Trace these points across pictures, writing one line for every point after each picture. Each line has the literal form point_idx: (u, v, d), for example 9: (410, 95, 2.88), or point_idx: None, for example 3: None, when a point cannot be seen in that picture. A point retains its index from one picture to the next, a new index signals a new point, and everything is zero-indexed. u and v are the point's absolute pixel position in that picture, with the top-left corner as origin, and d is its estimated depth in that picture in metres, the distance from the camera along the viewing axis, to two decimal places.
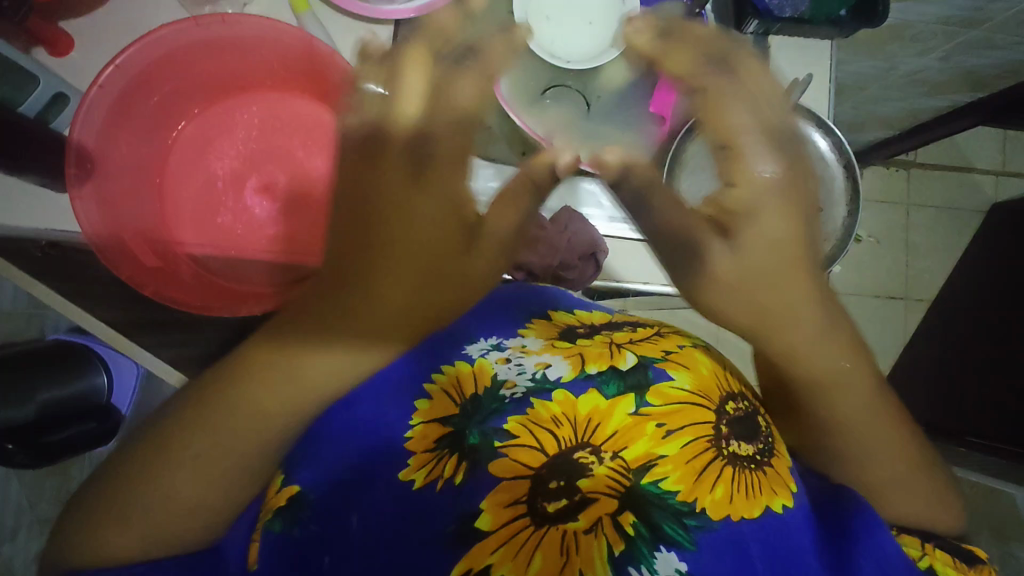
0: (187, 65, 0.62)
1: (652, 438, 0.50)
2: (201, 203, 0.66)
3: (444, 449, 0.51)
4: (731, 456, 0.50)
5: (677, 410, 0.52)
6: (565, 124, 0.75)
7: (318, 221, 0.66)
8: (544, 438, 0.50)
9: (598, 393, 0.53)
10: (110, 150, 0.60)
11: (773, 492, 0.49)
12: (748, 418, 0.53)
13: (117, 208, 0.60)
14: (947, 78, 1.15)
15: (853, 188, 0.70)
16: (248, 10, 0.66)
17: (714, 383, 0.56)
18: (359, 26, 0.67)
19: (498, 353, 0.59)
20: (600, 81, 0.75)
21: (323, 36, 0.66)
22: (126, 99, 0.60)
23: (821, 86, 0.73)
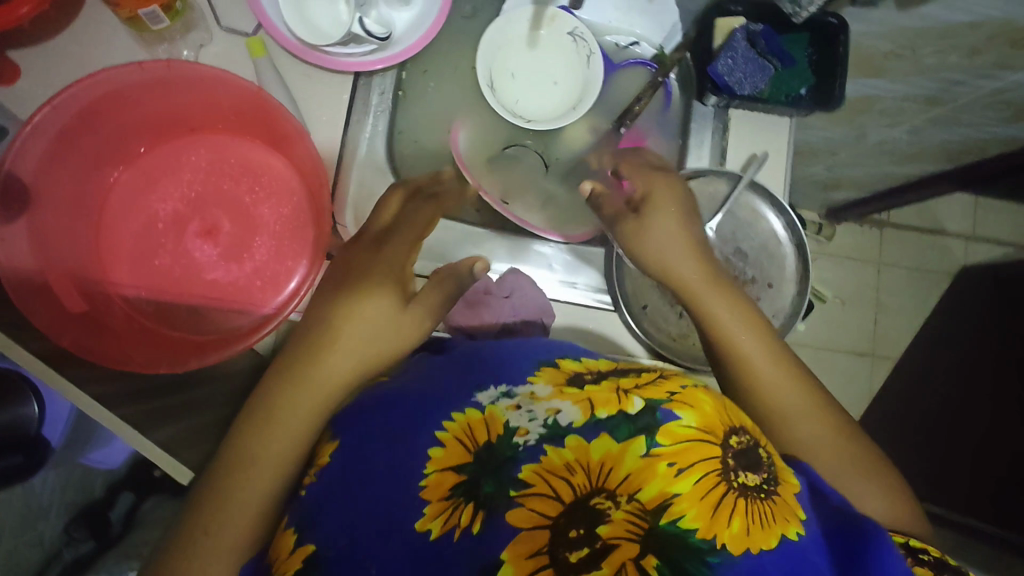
0: (136, 104, 0.61)
1: (664, 478, 0.42)
2: (141, 246, 0.64)
3: (459, 498, 0.43)
4: (742, 488, 0.42)
5: (688, 445, 0.44)
6: (522, 184, 0.75)
7: (261, 269, 0.65)
8: (558, 485, 0.42)
9: (609, 436, 0.45)
10: (45, 188, 0.58)
11: (785, 519, 0.42)
12: (750, 444, 0.46)
13: (45, 249, 0.58)
14: (916, 149, 1.17)
15: (805, 267, 0.70)
16: (205, 50, 0.65)
17: (719, 414, 0.47)
18: (318, 73, 0.66)
19: (509, 400, 0.49)
20: (558, 144, 0.75)
21: (278, 81, 0.65)
22: (69, 134, 0.58)
23: (778, 163, 0.72)
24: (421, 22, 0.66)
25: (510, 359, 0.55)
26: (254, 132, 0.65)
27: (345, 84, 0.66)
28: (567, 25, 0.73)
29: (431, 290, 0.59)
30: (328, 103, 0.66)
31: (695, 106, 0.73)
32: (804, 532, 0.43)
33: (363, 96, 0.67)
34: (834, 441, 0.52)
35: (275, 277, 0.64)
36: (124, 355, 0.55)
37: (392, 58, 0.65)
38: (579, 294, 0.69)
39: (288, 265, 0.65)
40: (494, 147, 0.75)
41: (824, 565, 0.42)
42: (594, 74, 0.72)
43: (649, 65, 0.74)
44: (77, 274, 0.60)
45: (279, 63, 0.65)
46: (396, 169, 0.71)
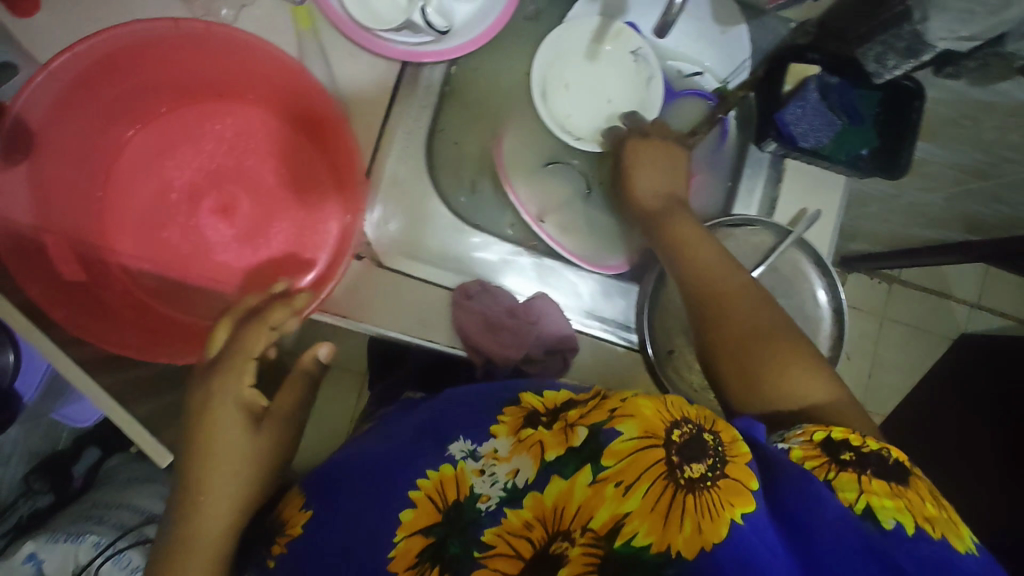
0: (164, 61, 0.56)
1: (613, 499, 0.41)
2: (152, 216, 0.60)
3: (425, 563, 0.47)
4: (689, 484, 0.39)
5: (629, 454, 0.42)
6: (560, 203, 0.70)
7: (275, 257, 0.60)
8: (521, 543, 0.44)
9: (559, 476, 0.45)
10: (52, 138, 0.53)
11: (728, 502, 0.38)
12: (695, 429, 0.42)
13: (44, 208, 0.53)
14: (947, 215, 1.14)
15: (839, 334, 0.67)
16: (245, 11, 0.60)
17: (658, 408, 0.45)
18: (363, 55, 0.61)
19: (475, 460, 0.51)
20: (603, 167, 0.71)
21: (320, 60, 0.60)
22: (87, 87, 0.53)
23: (827, 222, 0.69)
24: (481, 17, 0.61)
25: (475, 402, 0.57)
26: (287, 109, 0.60)
27: (392, 73, 0.62)
28: (630, 43, 0.69)
29: (283, 399, 0.55)
30: (373, 89, 0.61)
31: (752, 150, 0.70)
32: (752, 509, 0.38)
33: (408, 88, 0.63)
34: (752, 327, 0.53)
35: (289, 267, 0.60)
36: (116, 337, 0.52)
37: (446, 52, 0.59)
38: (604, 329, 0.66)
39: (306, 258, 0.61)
40: (537, 160, 0.70)
41: (778, 539, 0.38)
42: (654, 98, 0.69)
43: (710, 98, 0.71)
44: (76, 238, 0.55)
45: (323, 39, 0.60)
46: (433, 170, 0.66)
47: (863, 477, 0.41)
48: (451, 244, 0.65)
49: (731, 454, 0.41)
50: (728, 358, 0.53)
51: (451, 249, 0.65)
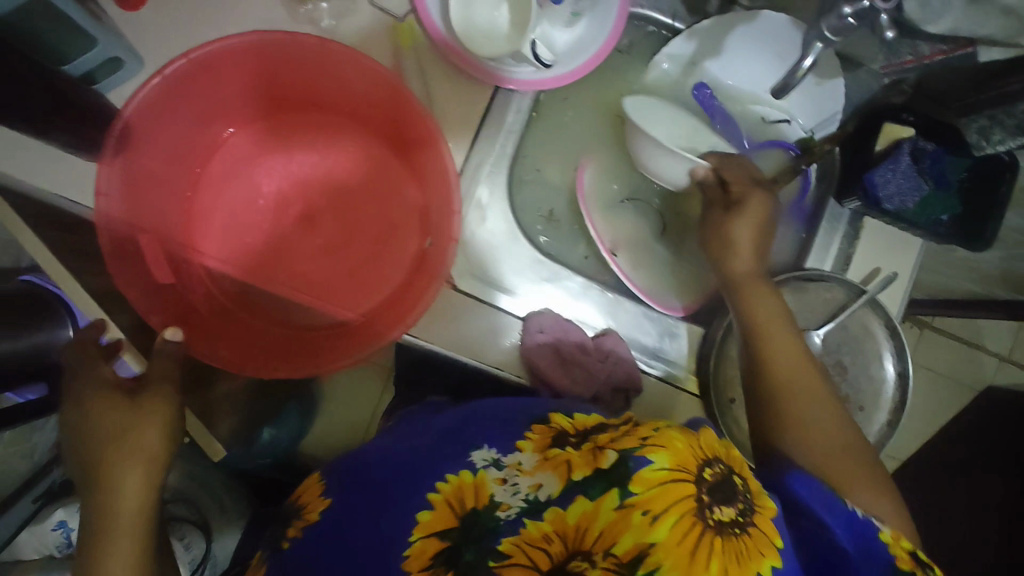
0: (265, 68, 0.55)
1: (640, 527, 0.41)
2: (238, 217, 0.63)
3: (440, 566, 0.47)
4: (717, 526, 0.41)
5: (663, 488, 0.41)
6: (634, 238, 0.70)
7: (352, 271, 0.62)
8: (537, 556, 0.44)
9: (584, 496, 0.45)
10: (155, 136, 0.53)
11: (760, 553, 0.41)
12: (726, 473, 0.44)
13: (136, 206, 0.52)
14: (998, 273, 1.13)
15: (902, 400, 0.67)
16: (347, 24, 0.60)
17: (691, 447, 0.46)
18: (456, 77, 0.61)
19: (498, 470, 0.51)
20: (682, 205, 0.71)
21: (418, 80, 0.60)
22: (190, 90, 0.53)
23: (900, 284, 0.69)
24: (579, 51, 0.60)
25: (504, 415, 0.57)
26: (381, 128, 0.60)
27: (484, 97, 0.61)
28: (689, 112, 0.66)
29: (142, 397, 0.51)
30: (464, 112, 0.61)
31: (832, 204, 0.69)
32: (779, 564, 0.42)
33: (498, 112, 0.62)
34: (841, 440, 0.51)
35: (364, 282, 0.62)
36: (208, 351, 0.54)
37: (544, 84, 0.59)
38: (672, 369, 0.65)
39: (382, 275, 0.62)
40: (616, 192, 0.70)
41: None
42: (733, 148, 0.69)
43: (791, 148, 0.68)
44: (167, 235, 0.56)
45: (423, 59, 0.60)
46: (513, 196, 0.66)
47: None
48: (525, 271, 0.65)
49: (759, 506, 0.44)
50: (806, 455, 0.50)
51: (526, 277, 0.65)
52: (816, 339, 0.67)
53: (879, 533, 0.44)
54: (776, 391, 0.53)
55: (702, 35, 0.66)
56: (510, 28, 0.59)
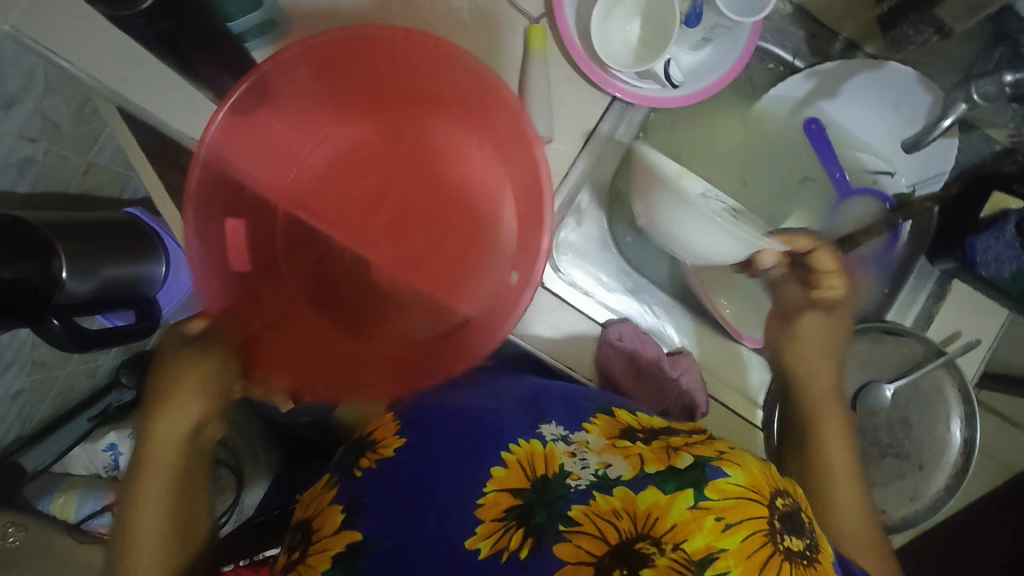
0: (388, 65, 0.55)
1: (712, 532, 0.41)
2: (330, 207, 0.63)
3: (511, 521, 0.45)
4: (786, 552, 0.43)
5: (738, 503, 0.43)
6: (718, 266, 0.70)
7: (461, 272, 0.61)
8: (605, 527, 0.43)
9: (657, 488, 0.45)
10: (267, 110, 0.54)
11: None
12: (796, 507, 0.46)
13: (236, 170, 0.53)
14: None
15: (964, 466, 0.66)
16: (485, 16, 0.62)
17: (766, 477, 0.48)
18: (578, 81, 0.62)
19: (566, 444, 0.52)
20: None
21: (542, 76, 0.60)
22: (310, 74, 0.53)
23: (980, 351, 0.69)
24: (702, 74, 0.62)
25: (573, 399, 0.59)
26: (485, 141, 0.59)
27: (599, 106, 0.63)
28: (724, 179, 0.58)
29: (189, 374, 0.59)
30: (580, 117, 0.62)
31: (921, 262, 0.70)
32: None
33: (611, 122, 0.63)
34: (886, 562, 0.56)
35: (423, 304, 0.60)
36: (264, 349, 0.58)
37: (661, 102, 0.61)
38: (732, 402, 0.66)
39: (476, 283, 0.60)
40: None
41: None
42: (823, 184, 0.72)
43: (889, 201, 0.68)
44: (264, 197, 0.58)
45: (551, 62, 0.62)
46: (610, 207, 0.67)
47: None
48: (614, 279, 0.67)
49: (818, 543, 0.46)
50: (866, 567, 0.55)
51: (613, 285, 0.67)
52: (886, 391, 0.67)
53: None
54: (836, 509, 0.58)
55: (823, 75, 0.66)
56: (639, 43, 0.61)
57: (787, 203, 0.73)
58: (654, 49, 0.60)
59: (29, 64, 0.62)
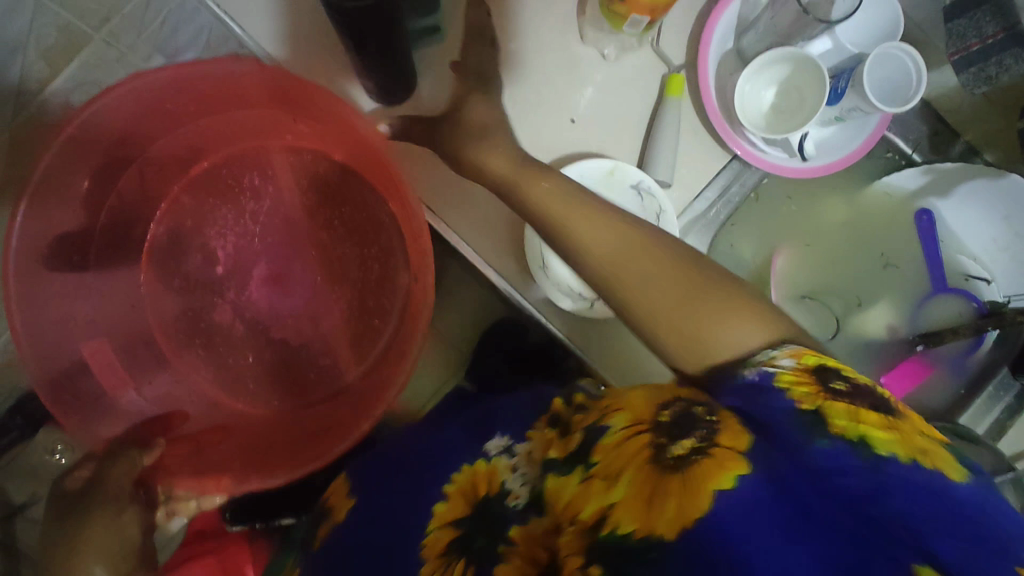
0: (237, 100, 0.55)
1: (598, 493, 0.38)
2: (282, 247, 0.64)
3: (455, 554, 0.44)
4: (671, 463, 0.36)
5: (617, 451, 0.39)
6: (806, 335, 0.71)
7: (348, 303, 0.63)
8: (537, 553, 0.41)
9: (557, 474, 0.42)
10: (187, 96, 0.53)
11: (702, 468, 0.34)
12: (685, 408, 0.39)
13: (182, 267, 0.62)
14: None
15: None
16: (627, 57, 0.65)
17: (651, 399, 0.41)
18: (704, 134, 0.64)
19: (508, 456, 0.50)
20: (863, 315, 0.73)
21: (674, 123, 0.63)
22: (157, 114, 0.54)
23: None
24: (829, 150, 0.63)
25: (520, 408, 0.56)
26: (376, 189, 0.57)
27: (719, 162, 0.65)
28: (630, 177, 0.62)
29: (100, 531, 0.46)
30: (699, 170, 0.65)
31: (1005, 373, 0.68)
32: (747, 473, 0.33)
33: (726, 179, 0.65)
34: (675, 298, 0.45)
35: (364, 330, 0.62)
36: (185, 470, 0.54)
37: (784, 170, 0.63)
38: None
39: (373, 323, 0.61)
40: (801, 286, 0.72)
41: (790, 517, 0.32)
42: (907, 278, 0.73)
43: (979, 304, 0.69)
44: (197, 146, 0.59)
45: (683, 110, 0.64)
46: (710, 258, 0.70)
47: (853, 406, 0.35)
48: None
49: (720, 423, 0.37)
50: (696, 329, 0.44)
51: None
52: None
53: (775, 381, 0.37)
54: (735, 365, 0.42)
55: (940, 173, 0.68)
56: (772, 108, 0.63)
57: (874, 288, 0.73)
58: (790, 121, 0.62)
59: None
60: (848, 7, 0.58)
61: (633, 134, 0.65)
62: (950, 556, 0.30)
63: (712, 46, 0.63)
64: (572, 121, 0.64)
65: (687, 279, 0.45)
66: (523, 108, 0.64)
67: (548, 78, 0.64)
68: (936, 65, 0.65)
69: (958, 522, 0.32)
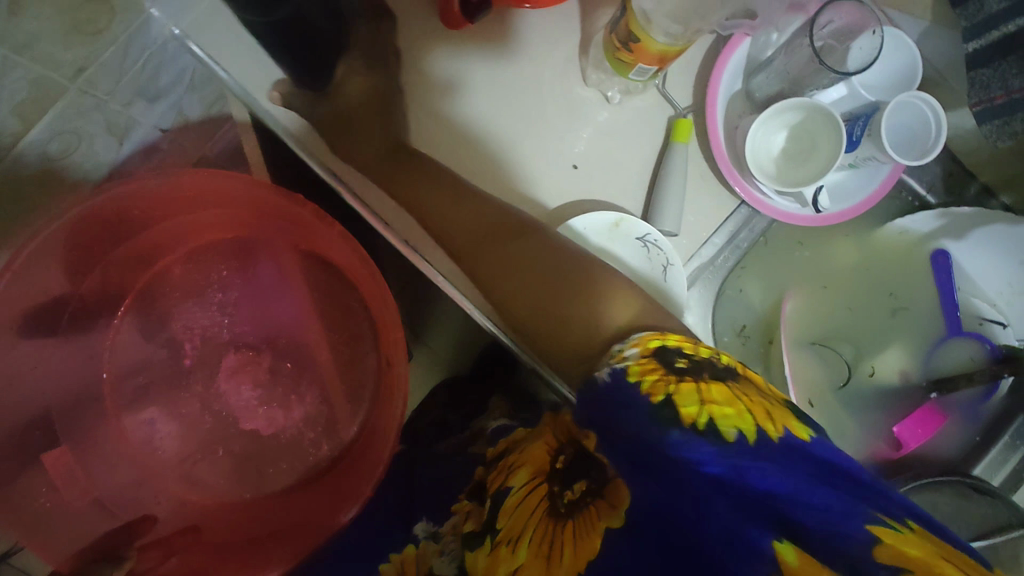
0: (215, 203, 0.54)
1: (505, 561, 0.39)
2: (253, 327, 0.60)
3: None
4: (561, 516, 0.39)
5: (515, 513, 0.41)
6: (816, 384, 0.69)
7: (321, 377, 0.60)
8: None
9: (472, 552, 0.44)
10: (153, 206, 0.52)
11: (595, 518, 0.37)
12: (576, 449, 0.42)
13: (138, 361, 0.56)
14: None
15: None
16: (631, 99, 0.62)
17: (544, 448, 0.44)
18: (712, 179, 0.62)
19: (433, 541, 0.51)
20: (875, 360, 0.70)
21: (681, 171, 0.60)
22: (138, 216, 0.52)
23: None
24: (843, 197, 0.60)
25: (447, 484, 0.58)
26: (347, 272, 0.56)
27: (727, 207, 0.62)
28: (636, 230, 0.59)
29: None
30: (706, 218, 0.62)
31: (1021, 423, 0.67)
32: (628, 501, 0.36)
33: (734, 226, 0.63)
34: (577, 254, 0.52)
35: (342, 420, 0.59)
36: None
37: (795, 220, 0.60)
38: None
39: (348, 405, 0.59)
40: (809, 333, 0.70)
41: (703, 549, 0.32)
42: (920, 322, 0.70)
43: (992, 347, 0.67)
44: (157, 253, 0.56)
45: (690, 155, 0.61)
46: (716, 304, 0.68)
47: (701, 387, 0.37)
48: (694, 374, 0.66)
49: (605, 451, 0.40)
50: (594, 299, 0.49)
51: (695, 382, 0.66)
52: None
53: (628, 376, 0.39)
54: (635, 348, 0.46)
55: (955, 218, 0.66)
56: (781, 153, 0.60)
57: (884, 333, 0.71)
58: (801, 169, 0.60)
59: (183, 63, 0.62)
60: (865, 56, 0.57)
61: (638, 180, 0.62)
62: (810, 520, 0.31)
63: (722, 85, 0.60)
64: (574, 167, 0.61)
65: (543, 273, 0.50)
66: (526, 152, 0.61)
67: (549, 121, 0.61)
68: (951, 108, 0.63)
69: (818, 471, 0.33)
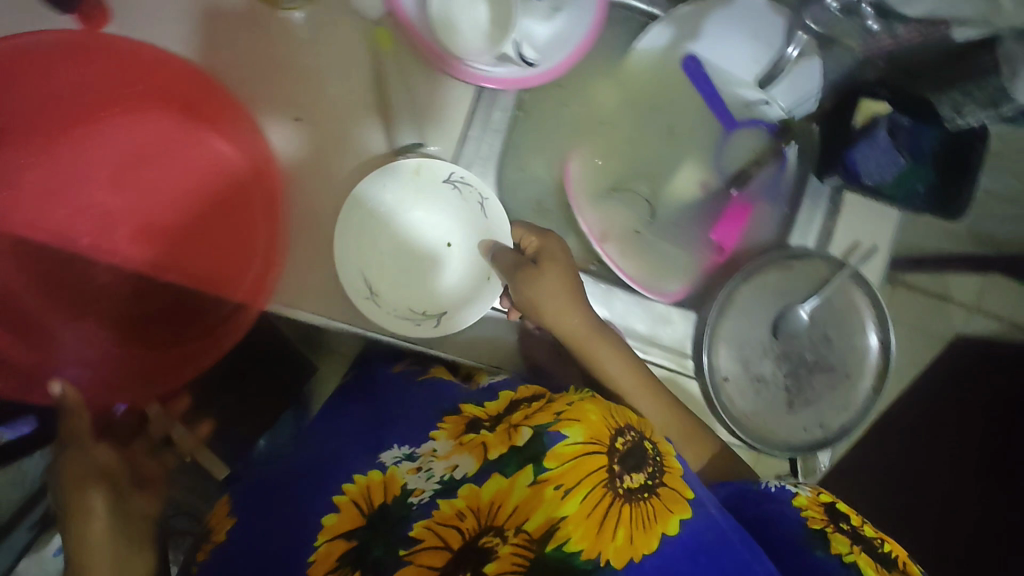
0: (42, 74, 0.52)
1: (552, 502, 0.43)
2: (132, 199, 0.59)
3: (346, 566, 0.46)
4: (627, 494, 0.44)
5: (574, 467, 0.44)
6: (627, 225, 0.71)
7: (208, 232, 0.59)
8: (449, 534, 0.44)
9: (500, 474, 0.46)
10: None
11: (666, 513, 0.44)
12: (637, 440, 0.48)
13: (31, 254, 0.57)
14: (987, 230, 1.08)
15: (885, 366, 0.69)
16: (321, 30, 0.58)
17: (604, 425, 0.48)
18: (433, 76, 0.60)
19: (409, 463, 0.53)
20: (671, 183, 0.72)
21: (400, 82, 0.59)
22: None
23: (879, 256, 0.70)
24: (559, 46, 0.60)
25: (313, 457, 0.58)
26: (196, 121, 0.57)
27: (464, 99, 0.61)
28: (440, 172, 0.62)
29: None
30: (448, 116, 0.61)
31: (812, 181, 0.69)
32: (689, 517, 0.45)
33: (484, 111, 0.63)
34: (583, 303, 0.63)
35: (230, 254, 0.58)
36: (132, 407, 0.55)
37: (527, 82, 0.59)
38: (666, 337, 0.67)
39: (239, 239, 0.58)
40: (606, 182, 0.71)
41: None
42: (695, 130, 0.72)
43: (768, 126, 0.71)
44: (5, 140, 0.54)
45: (400, 63, 0.59)
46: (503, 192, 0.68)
47: (853, 544, 0.48)
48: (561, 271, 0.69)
49: (667, 467, 0.47)
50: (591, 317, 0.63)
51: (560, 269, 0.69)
52: (801, 313, 0.69)
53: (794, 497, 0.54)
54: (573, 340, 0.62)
55: (680, 20, 0.66)
56: (485, 25, 0.58)
57: (672, 155, 0.72)
58: (505, 30, 0.58)
59: None
60: None
61: (366, 107, 0.59)
62: None
63: None
64: (297, 120, 0.58)
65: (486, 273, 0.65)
66: (269, 112, 0.58)
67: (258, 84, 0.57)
68: None
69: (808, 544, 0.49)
